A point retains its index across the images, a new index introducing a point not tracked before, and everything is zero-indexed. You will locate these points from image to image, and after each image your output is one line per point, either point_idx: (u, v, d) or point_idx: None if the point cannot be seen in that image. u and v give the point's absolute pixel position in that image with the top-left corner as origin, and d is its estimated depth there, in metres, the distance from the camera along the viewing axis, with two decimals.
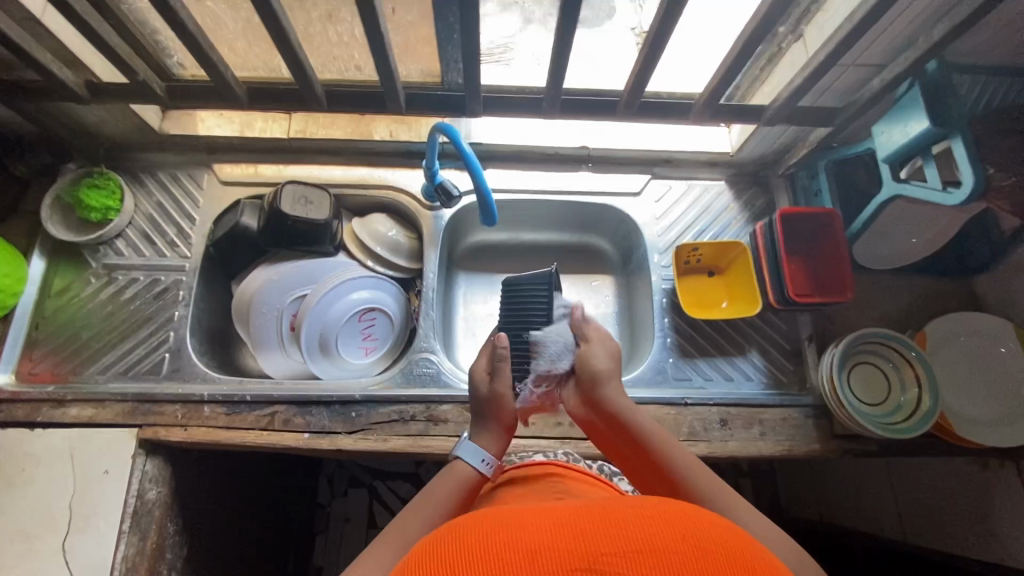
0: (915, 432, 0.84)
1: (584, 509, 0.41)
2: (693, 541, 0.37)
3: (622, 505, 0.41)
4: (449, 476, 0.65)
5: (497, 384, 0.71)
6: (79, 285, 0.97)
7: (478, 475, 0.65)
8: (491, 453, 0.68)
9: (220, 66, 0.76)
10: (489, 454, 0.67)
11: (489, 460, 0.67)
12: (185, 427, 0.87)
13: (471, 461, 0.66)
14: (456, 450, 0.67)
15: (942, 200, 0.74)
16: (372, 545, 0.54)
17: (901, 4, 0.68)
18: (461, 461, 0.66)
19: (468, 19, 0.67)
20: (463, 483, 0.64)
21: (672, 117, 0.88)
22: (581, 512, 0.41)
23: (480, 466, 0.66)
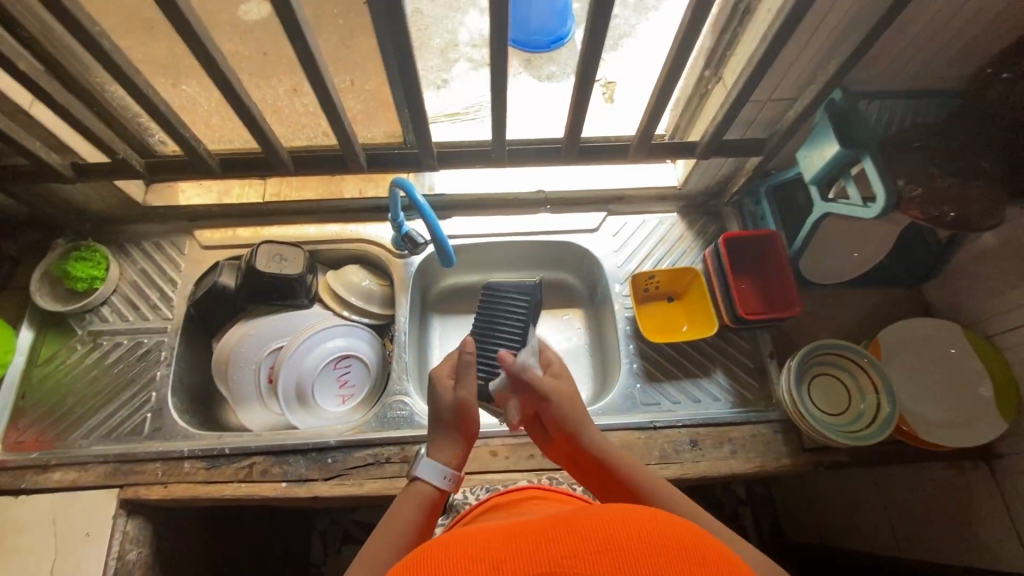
0: (875, 438, 0.86)
1: (551, 521, 0.41)
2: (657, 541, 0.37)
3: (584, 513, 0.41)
4: (411, 495, 0.65)
5: (463, 393, 0.71)
6: (65, 353, 1.01)
7: (438, 492, 0.66)
8: (450, 465, 0.69)
9: (193, 141, 0.84)
10: (447, 468, 0.68)
11: (447, 474, 0.67)
12: (165, 484, 0.90)
13: (432, 480, 0.66)
14: (416, 472, 0.66)
15: (863, 214, 0.80)
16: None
17: (795, 47, 0.76)
18: (420, 480, 0.66)
19: (409, 83, 0.75)
20: (423, 501, 0.65)
21: (612, 157, 0.96)
22: (552, 520, 0.41)
23: (440, 481, 0.66)
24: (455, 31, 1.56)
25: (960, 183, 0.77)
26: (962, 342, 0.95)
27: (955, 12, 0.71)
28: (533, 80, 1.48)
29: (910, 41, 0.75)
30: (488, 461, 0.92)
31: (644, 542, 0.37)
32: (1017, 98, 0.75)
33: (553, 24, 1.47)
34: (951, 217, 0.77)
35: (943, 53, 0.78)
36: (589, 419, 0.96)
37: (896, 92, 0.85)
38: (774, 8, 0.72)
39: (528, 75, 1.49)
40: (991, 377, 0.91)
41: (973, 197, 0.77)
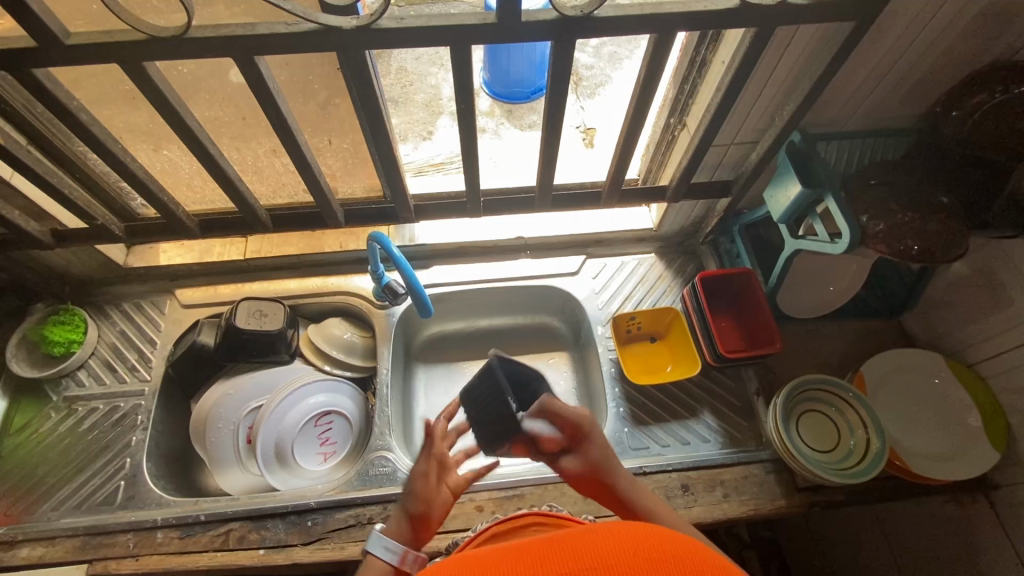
0: (866, 476, 0.84)
1: (548, 540, 0.39)
2: (652, 555, 0.35)
3: (584, 530, 0.39)
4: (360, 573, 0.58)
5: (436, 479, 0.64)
6: (39, 420, 0.99)
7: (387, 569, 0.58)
8: (398, 538, 0.60)
9: (171, 204, 0.85)
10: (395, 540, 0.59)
11: (394, 547, 0.58)
12: (137, 556, 0.86)
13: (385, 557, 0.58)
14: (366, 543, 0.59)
15: (832, 250, 0.82)
16: None
17: (749, 95, 0.80)
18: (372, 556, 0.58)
19: (381, 138, 0.77)
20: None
21: (585, 203, 0.98)
22: (550, 538, 0.39)
23: (384, 555, 0.58)
24: (437, 87, 1.63)
25: (920, 218, 0.79)
26: (944, 371, 0.95)
27: (896, 57, 0.75)
28: (515, 130, 1.54)
29: (859, 85, 0.79)
30: (475, 517, 0.89)
31: (646, 561, 0.35)
32: (966, 133, 0.79)
33: (532, 77, 1.54)
34: (916, 251, 0.78)
35: (892, 94, 0.82)
36: None
37: (853, 131, 0.89)
38: (727, 60, 0.76)
39: (508, 126, 1.55)
40: (978, 409, 0.90)
41: (933, 230, 0.78)
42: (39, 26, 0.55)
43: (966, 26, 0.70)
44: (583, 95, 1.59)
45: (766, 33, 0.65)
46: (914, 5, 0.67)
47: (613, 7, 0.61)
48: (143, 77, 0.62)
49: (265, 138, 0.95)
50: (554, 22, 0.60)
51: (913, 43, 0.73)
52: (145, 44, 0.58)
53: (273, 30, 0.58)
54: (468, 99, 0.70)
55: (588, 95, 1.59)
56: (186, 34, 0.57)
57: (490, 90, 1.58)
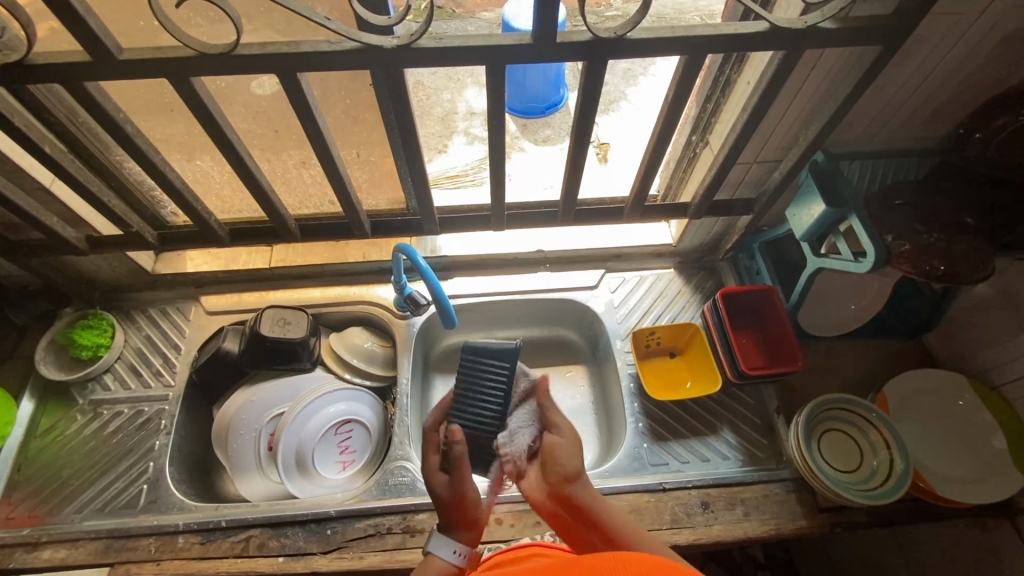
0: (889, 498, 0.83)
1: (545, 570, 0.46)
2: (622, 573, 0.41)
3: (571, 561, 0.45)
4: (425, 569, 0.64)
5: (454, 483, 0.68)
6: (64, 423, 1.00)
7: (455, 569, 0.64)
8: (465, 544, 0.66)
9: (203, 214, 0.87)
10: (463, 544, 0.66)
11: (461, 551, 0.65)
12: (158, 561, 0.86)
13: (445, 556, 0.65)
14: (427, 547, 0.66)
15: (855, 269, 0.82)
16: None
17: (775, 115, 0.81)
18: (433, 556, 0.65)
19: (412, 154, 0.79)
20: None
21: (606, 218, 0.99)
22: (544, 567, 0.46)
23: (454, 559, 0.65)
24: (455, 102, 1.66)
25: (946, 238, 0.79)
26: (969, 393, 0.94)
27: (920, 80, 0.76)
28: (532, 146, 1.57)
29: (883, 106, 0.80)
30: (494, 529, 0.89)
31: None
32: (990, 156, 0.79)
33: (548, 92, 1.55)
34: (943, 270, 0.78)
35: (917, 116, 0.82)
36: (595, 481, 0.94)
37: (876, 151, 0.90)
38: (752, 81, 0.77)
39: (525, 142, 1.57)
40: (1004, 430, 0.90)
41: (959, 251, 0.79)
42: (94, 42, 0.57)
43: (991, 50, 0.71)
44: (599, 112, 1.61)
45: (794, 56, 0.66)
46: (939, 29, 0.68)
47: (645, 29, 0.63)
48: (189, 92, 0.64)
49: (295, 150, 0.98)
50: (587, 43, 0.61)
51: (937, 66, 0.74)
52: (195, 60, 0.60)
53: (317, 48, 0.60)
54: (499, 116, 0.72)
55: (603, 111, 1.61)
56: (235, 51, 0.59)
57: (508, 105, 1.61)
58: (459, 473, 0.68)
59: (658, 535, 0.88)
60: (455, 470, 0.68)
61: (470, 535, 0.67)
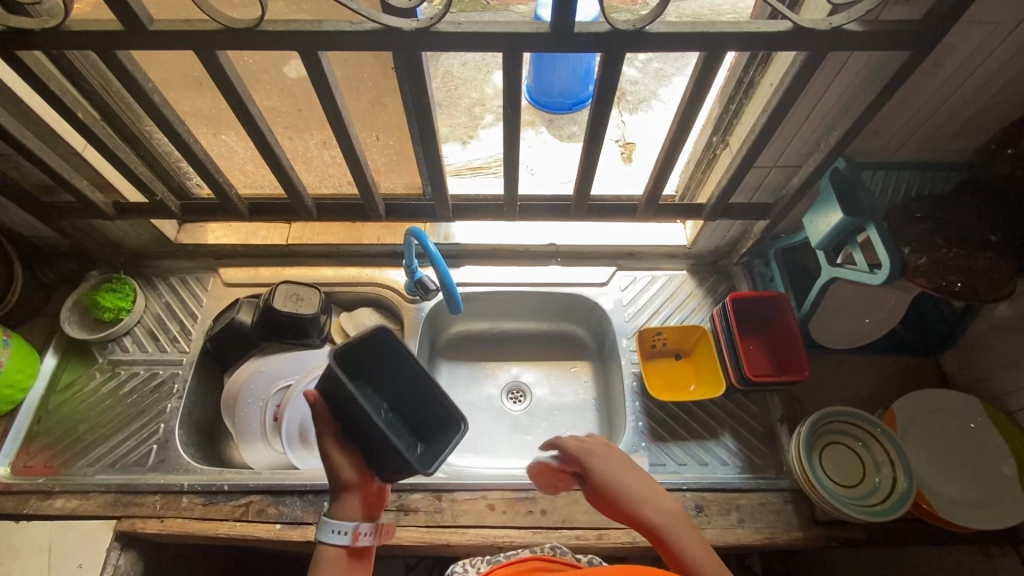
0: (891, 515, 0.82)
1: None
2: None
3: None
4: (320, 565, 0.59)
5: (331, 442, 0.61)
6: (83, 380, 1.05)
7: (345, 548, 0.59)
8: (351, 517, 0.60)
9: (225, 186, 0.89)
10: (348, 521, 0.60)
11: (348, 530, 0.59)
12: (162, 518, 0.90)
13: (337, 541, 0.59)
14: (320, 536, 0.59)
15: (869, 280, 0.80)
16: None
17: (797, 118, 0.80)
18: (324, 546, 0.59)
19: (429, 140, 0.80)
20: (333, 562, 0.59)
21: (620, 215, 0.99)
22: None
23: (341, 540, 0.59)
24: (479, 92, 1.66)
25: (966, 255, 0.76)
26: (981, 415, 0.91)
27: (950, 91, 0.74)
28: (553, 140, 1.56)
29: (908, 116, 0.78)
30: (486, 515, 0.90)
31: None
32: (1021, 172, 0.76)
33: (575, 88, 1.55)
34: (959, 287, 0.76)
35: (945, 127, 0.80)
36: None
37: (901, 162, 0.87)
38: (775, 83, 0.76)
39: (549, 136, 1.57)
40: (1015, 457, 0.88)
41: (979, 269, 0.75)
42: (126, 11, 0.59)
43: None
44: (625, 110, 1.60)
45: (817, 58, 0.65)
46: (972, 38, 0.66)
47: (663, 23, 0.62)
48: (214, 66, 0.66)
49: (318, 131, 1.00)
50: (605, 35, 0.61)
51: (970, 77, 0.71)
52: (220, 35, 0.62)
53: (337, 28, 0.61)
54: (515, 105, 0.72)
55: (630, 109, 1.60)
56: (259, 27, 0.61)
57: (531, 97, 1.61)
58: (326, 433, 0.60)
59: None
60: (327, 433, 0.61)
61: (359, 507, 0.61)
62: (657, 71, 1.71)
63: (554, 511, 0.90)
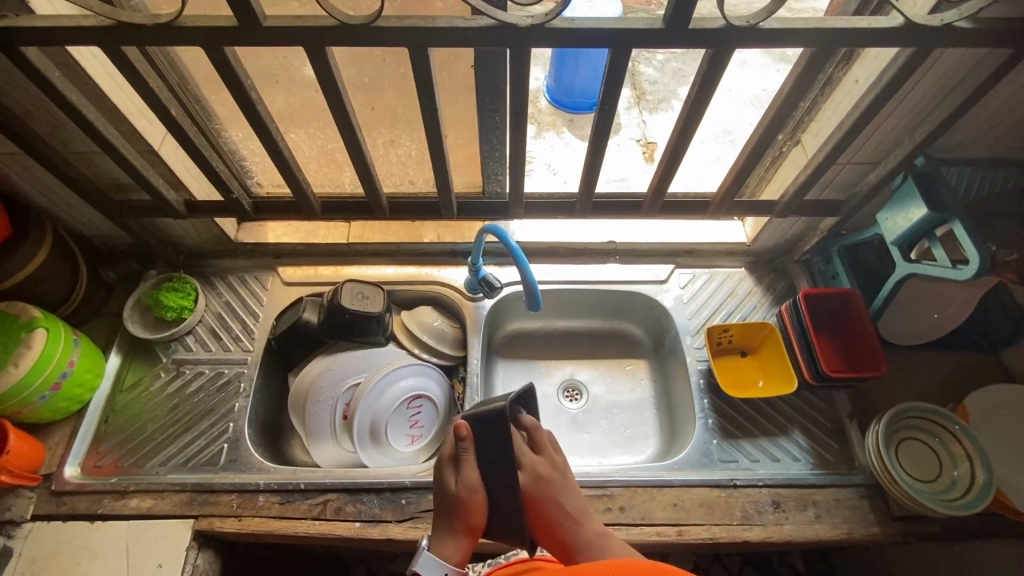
0: (973, 509, 0.82)
1: None
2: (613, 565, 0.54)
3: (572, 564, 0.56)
4: None
5: (463, 477, 0.78)
6: (148, 379, 1.04)
7: None
8: (452, 560, 0.75)
9: (303, 185, 0.89)
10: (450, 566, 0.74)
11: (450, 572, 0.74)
12: (239, 517, 0.89)
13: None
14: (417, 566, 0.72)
15: (954, 275, 0.81)
16: None
17: (882, 115, 0.81)
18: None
19: (515, 138, 0.80)
20: None
21: (687, 213, 0.99)
22: None
23: None
24: None
25: None
26: None
27: None
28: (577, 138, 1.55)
29: (994, 113, 0.79)
30: None
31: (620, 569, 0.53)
32: None
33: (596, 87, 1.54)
34: None
35: None
36: (664, 473, 0.94)
37: (978, 158, 0.88)
38: (864, 79, 0.77)
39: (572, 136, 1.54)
40: None
41: None
42: (245, 7, 0.59)
43: None
44: (645, 109, 1.60)
45: (924, 54, 0.65)
46: None
47: (776, 20, 0.63)
48: (322, 63, 0.66)
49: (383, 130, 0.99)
50: (720, 30, 0.61)
51: None
52: (336, 30, 0.62)
53: (452, 24, 0.61)
54: (609, 102, 0.73)
55: (650, 109, 1.60)
56: (375, 23, 0.61)
57: (550, 96, 1.61)
58: (466, 465, 0.79)
59: (729, 530, 0.88)
60: (461, 466, 0.79)
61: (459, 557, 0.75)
62: (676, 70, 1.72)
63: (632, 508, 0.90)
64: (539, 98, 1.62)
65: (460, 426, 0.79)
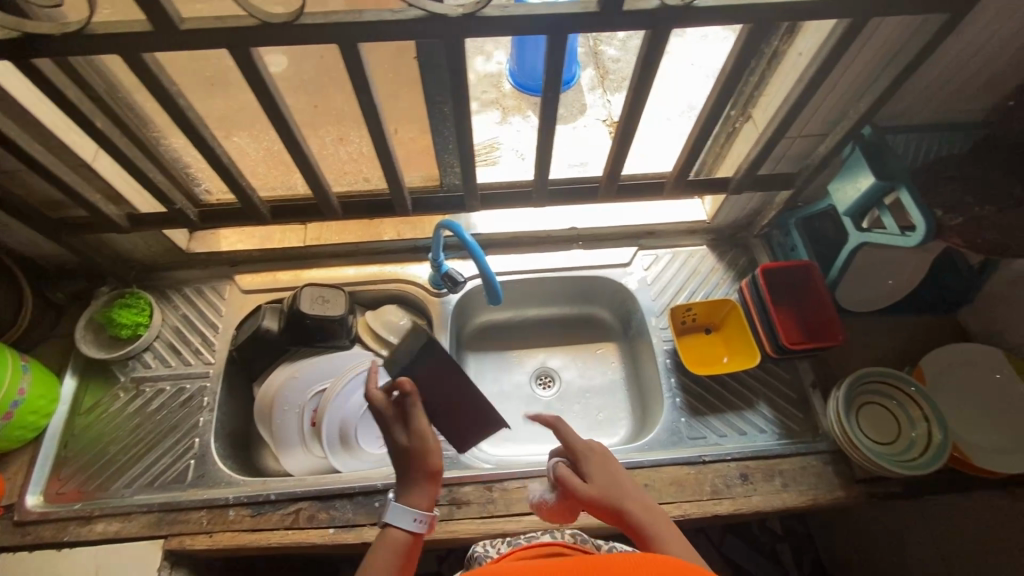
0: (930, 468, 0.85)
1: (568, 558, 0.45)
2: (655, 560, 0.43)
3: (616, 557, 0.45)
4: (388, 541, 0.64)
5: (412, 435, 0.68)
6: (107, 400, 1.01)
7: (410, 535, 0.65)
8: (424, 508, 0.66)
9: (248, 190, 0.86)
10: (421, 511, 0.65)
11: (422, 518, 0.65)
12: (211, 533, 0.88)
13: (404, 526, 0.64)
14: (387, 517, 0.65)
15: (902, 243, 0.82)
16: (374, 552, 0.64)
17: (827, 87, 0.81)
18: (392, 527, 0.65)
19: (463, 131, 0.79)
20: (397, 549, 0.64)
21: (647, 194, 0.98)
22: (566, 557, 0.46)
23: (413, 526, 0.64)
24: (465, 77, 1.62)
25: (998, 210, 0.77)
26: (1005, 366, 0.94)
27: (975, 49, 0.75)
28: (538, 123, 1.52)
29: (935, 79, 0.80)
30: None
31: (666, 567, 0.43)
32: None
33: (557, 71, 1.47)
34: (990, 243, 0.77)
35: (967, 87, 0.82)
36: (634, 455, 0.96)
37: (923, 124, 0.89)
38: (806, 52, 0.77)
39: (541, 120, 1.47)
40: None
41: (1013, 224, 0.76)
42: (158, 10, 0.57)
43: None
44: (606, 90, 1.58)
45: (859, 24, 0.65)
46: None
47: None
48: (250, 64, 0.64)
49: None
50: (655, 11, 0.61)
51: (994, 38, 0.73)
52: (259, 30, 0.59)
53: (383, 17, 0.59)
54: (553, 89, 0.71)
55: (611, 90, 1.58)
56: (298, 21, 0.58)
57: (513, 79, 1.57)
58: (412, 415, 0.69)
59: (700, 506, 0.90)
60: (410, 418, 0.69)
61: (431, 501, 0.67)
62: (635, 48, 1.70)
63: None
64: (502, 81, 1.56)
65: (403, 384, 0.69)
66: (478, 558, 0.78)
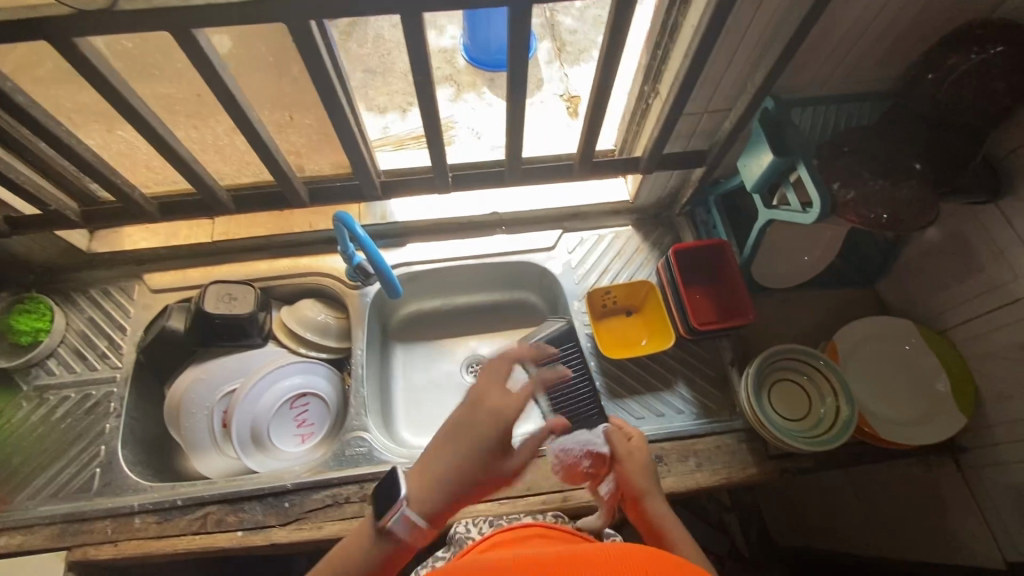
0: (834, 443, 0.86)
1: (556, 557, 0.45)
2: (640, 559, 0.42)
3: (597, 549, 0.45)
4: (359, 536, 0.60)
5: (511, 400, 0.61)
6: (9, 410, 0.98)
7: (393, 545, 0.58)
8: (427, 518, 0.59)
9: (124, 187, 0.85)
10: (424, 522, 0.58)
11: (419, 525, 0.58)
12: (116, 542, 0.86)
13: (400, 532, 0.58)
14: (388, 517, 0.58)
15: (802, 220, 0.81)
16: (343, 545, 0.60)
17: (722, 60, 0.78)
18: (387, 526, 0.58)
19: (337, 118, 0.76)
20: (377, 556, 0.58)
21: (556, 177, 0.96)
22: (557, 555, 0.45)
23: (401, 530, 0.58)
24: None
25: (890, 185, 0.78)
26: (915, 337, 0.95)
27: (870, 18, 0.72)
28: None
29: (833, 50, 0.77)
30: None
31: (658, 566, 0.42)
32: (942, 97, 0.77)
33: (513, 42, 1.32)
34: (886, 218, 0.77)
35: (868, 58, 0.79)
36: None
37: (830, 95, 0.86)
38: (694, 24, 0.74)
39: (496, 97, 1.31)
40: (947, 374, 0.92)
41: (903, 197, 0.77)
42: None
43: None
44: None
45: None
46: None
47: None
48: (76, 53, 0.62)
49: (219, 122, 0.92)
50: None
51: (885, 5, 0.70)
52: (76, 19, 0.58)
53: (208, 0, 0.57)
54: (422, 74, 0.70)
55: None
56: (118, 7, 0.57)
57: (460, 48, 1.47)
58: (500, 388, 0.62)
59: None
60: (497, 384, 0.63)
61: (439, 517, 0.60)
62: None
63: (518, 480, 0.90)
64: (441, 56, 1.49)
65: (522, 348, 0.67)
66: (459, 540, 0.84)
